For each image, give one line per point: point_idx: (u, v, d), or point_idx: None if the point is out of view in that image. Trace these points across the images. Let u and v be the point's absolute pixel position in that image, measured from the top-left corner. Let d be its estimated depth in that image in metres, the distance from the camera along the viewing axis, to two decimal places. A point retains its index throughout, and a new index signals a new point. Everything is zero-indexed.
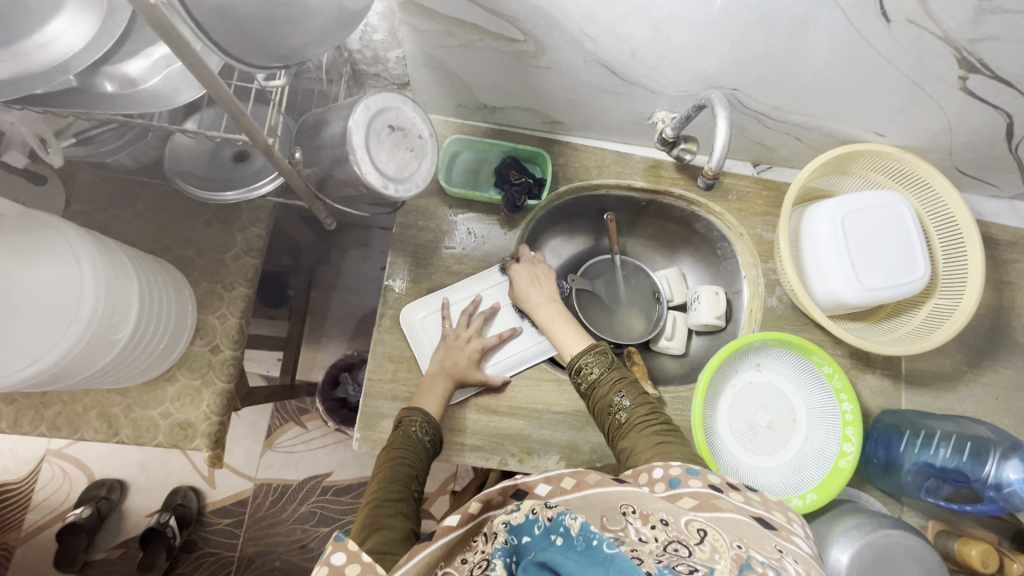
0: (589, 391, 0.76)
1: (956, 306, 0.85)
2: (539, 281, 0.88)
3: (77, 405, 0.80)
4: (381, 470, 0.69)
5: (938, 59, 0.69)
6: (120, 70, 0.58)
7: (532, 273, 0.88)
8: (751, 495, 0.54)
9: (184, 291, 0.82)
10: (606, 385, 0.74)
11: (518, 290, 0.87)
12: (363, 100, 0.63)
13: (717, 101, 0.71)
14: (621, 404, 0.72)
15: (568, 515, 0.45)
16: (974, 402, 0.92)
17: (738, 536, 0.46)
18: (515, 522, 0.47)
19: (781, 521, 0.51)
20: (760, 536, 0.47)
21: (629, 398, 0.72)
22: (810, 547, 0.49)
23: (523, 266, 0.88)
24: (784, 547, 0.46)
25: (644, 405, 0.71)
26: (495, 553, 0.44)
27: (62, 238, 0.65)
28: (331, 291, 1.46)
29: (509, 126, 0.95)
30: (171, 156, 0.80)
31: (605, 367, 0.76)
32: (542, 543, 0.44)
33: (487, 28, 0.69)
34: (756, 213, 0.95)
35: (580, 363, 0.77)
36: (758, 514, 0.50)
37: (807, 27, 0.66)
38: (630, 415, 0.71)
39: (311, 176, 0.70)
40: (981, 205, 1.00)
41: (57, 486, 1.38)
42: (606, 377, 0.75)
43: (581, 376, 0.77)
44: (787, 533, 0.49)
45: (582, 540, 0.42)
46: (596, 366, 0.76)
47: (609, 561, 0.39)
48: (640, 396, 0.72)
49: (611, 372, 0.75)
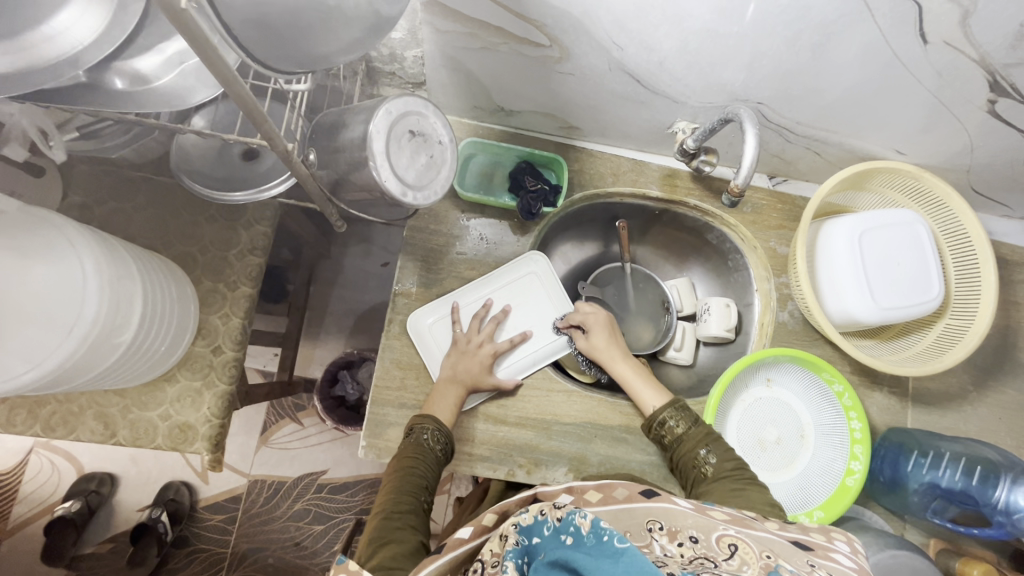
0: (671, 444, 0.76)
1: (968, 327, 0.85)
2: (610, 332, 0.88)
3: (73, 404, 0.78)
4: (390, 479, 0.68)
5: (970, 81, 0.69)
6: (131, 66, 0.55)
7: (606, 326, 0.89)
8: (788, 524, 0.53)
9: (187, 291, 0.79)
10: (693, 440, 0.74)
11: (594, 343, 0.87)
12: (383, 104, 0.61)
13: (744, 116, 0.69)
14: (706, 461, 0.72)
15: (578, 513, 0.43)
16: (978, 421, 0.92)
17: (769, 547, 0.44)
18: (524, 522, 0.45)
19: (819, 542, 0.49)
20: (794, 552, 0.45)
21: (716, 454, 0.72)
22: (851, 563, 0.47)
23: (593, 319, 0.89)
24: (817, 562, 0.44)
25: (732, 460, 0.71)
26: (505, 555, 0.42)
27: (61, 235, 0.62)
28: (331, 287, 1.43)
29: (525, 129, 0.93)
30: (177, 153, 0.77)
31: (691, 422, 0.76)
32: (551, 543, 0.41)
33: (513, 32, 0.67)
34: (771, 227, 0.94)
35: (663, 415, 0.77)
36: (794, 537, 0.48)
37: (839, 44, 0.64)
38: (716, 469, 0.71)
39: (326, 178, 0.67)
40: (993, 224, 1.00)
41: (45, 479, 1.35)
42: (692, 434, 0.75)
43: (664, 429, 0.77)
44: (825, 551, 0.47)
45: (593, 537, 0.40)
46: (680, 420, 0.76)
47: (620, 553, 0.38)
48: (726, 453, 0.72)
49: (698, 429, 0.76)
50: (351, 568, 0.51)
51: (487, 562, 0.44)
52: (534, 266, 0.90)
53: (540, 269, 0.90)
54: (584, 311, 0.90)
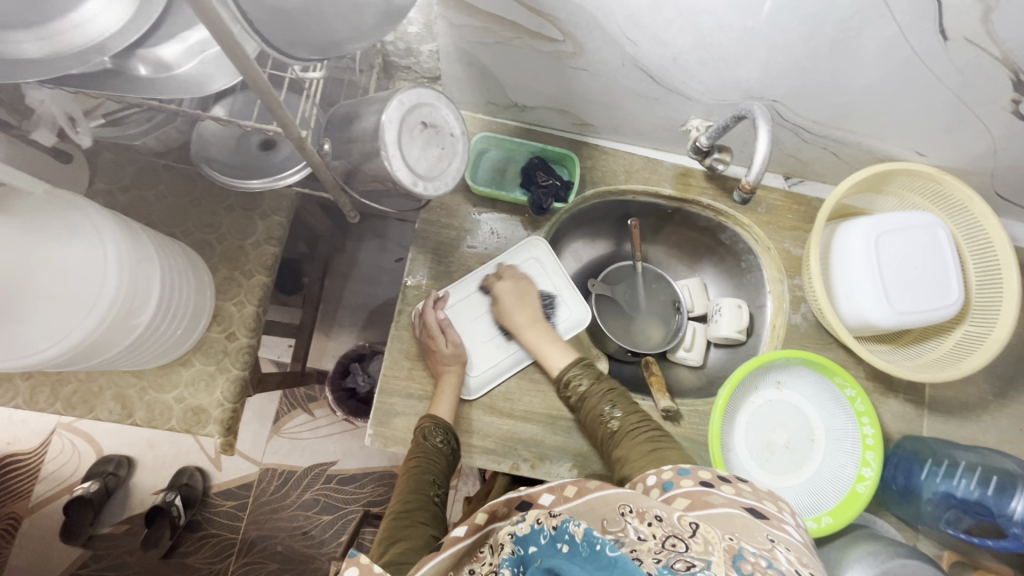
0: (578, 404, 0.79)
1: (987, 334, 0.83)
2: (518, 294, 0.86)
3: (93, 384, 0.80)
4: (400, 481, 0.71)
5: (992, 80, 0.67)
6: (155, 54, 0.57)
7: (516, 292, 0.86)
8: (742, 486, 0.52)
9: (204, 278, 0.81)
10: (595, 396, 0.78)
11: (504, 308, 0.86)
12: (397, 94, 0.62)
13: (758, 112, 0.68)
14: (611, 415, 0.76)
15: (572, 522, 0.44)
16: (998, 432, 0.89)
17: (731, 529, 0.45)
18: (520, 533, 0.46)
19: (771, 510, 0.50)
20: (752, 526, 0.46)
21: (621, 409, 0.76)
22: (800, 535, 0.47)
23: (505, 284, 0.85)
24: (776, 537, 0.45)
25: (636, 414, 0.75)
26: (500, 563, 0.43)
27: (86, 218, 0.64)
28: (344, 280, 1.45)
29: (539, 125, 0.93)
30: (199, 142, 0.80)
31: (593, 379, 0.79)
32: (547, 551, 0.42)
33: (526, 26, 0.68)
34: (785, 228, 0.93)
35: (569, 375, 0.80)
36: (749, 505, 0.49)
37: (857, 40, 0.64)
38: (622, 423, 0.74)
39: (339, 168, 0.69)
40: (1018, 230, 0.97)
41: (66, 460, 1.39)
42: (595, 390, 0.78)
43: (570, 389, 0.80)
44: (777, 522, 0.48)
45: (586, 545, 0.41)
46: (584, 379, 0.79)
47: (612, 564, 0.38)
48: (629, 406, 0.77)
49: (599, 384, 0.79)
50: (363, 562, 0.49)
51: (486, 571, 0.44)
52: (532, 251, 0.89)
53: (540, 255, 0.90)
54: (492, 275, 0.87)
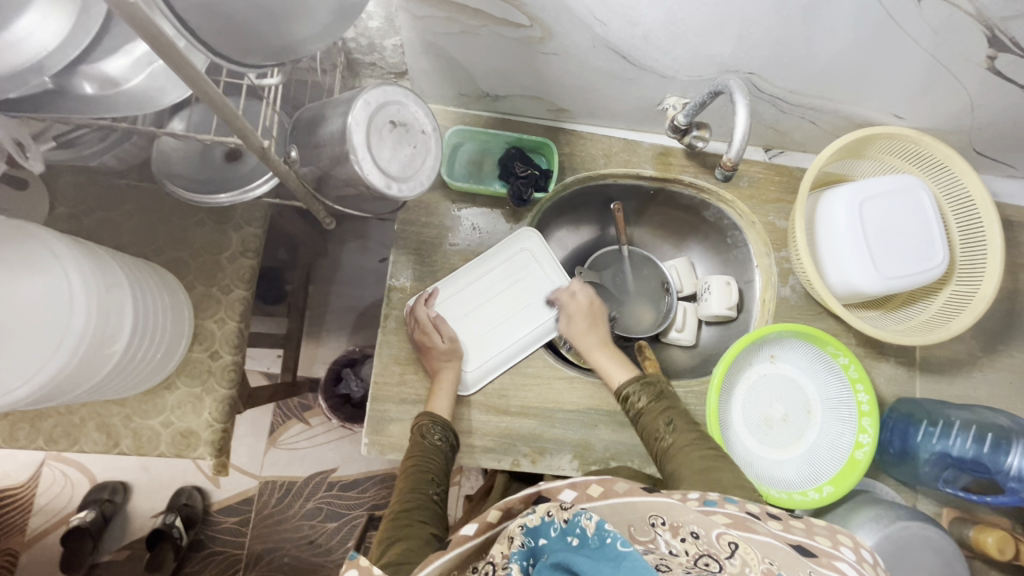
0: (636, 418, 0.77)
1: (973, 293, 0.83)
2: (592, 320, 0.88)
3: (74, 416, 0.78)
4: (399, 481, 0.69)
5: (966, 37, 0.66)
6: (99, 69, 0.54)
7: (589, 314, 0.88)
8: (793, 523, 0.51)
9: (179, 297, 0.79)
10: (651, 413, 0.75)
11: (575, 329, 0.87)
12: (361, 94, 0.59)
13: (735, 87, 0.67)
14: (666, 433, 0.73)
15: (584, 514, 0.42)
16: (989, 387, 0.91)
17: (773, 557, 0.43)
18: (531, 524, 0.44)
19: (825, 548, 0.47)
20: (796, 562, 0.44)
21: (675, 426, 0.73)
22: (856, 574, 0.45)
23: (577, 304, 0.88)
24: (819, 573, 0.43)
25: (692, 431, 0.72)
26: (510, 555, 0.42)
27: (46, 247, 0.61)
28: (329, 285, 1.43)
29: (513, 114, 0.91)
30: (160, 157, 0.77)
31: (653, 396, 0.77)
32: (557, 545, 0.41)
33: (492, 14, 0.65)
34: (769, 201, 0.92)
35: (627, 390, 0.78)
36: (798, 543, 0.47)
37: (830, 7, 0.62)
38: (676, 440, 0.71)
39: (309, 174, 0.66)
40: (998, 185, 0.97)
41: (58, 491, 1.36)
42: (654, 407, 0.76)
43: (630, 404, 0.78)
44: (827, 559, 0.45)
45: (597, 539, 0.40)
46: (643, 395, 0.77)
47: (621, 557, 0.38)
48: (688, 424, 0.73)
49: (659, 401, 0.76)
50: (363, 564, 0.47)
51: (497, 563, 0.42)
52: (524, 242, 0.88)
53: (531, 246, 0.89)
54: (557, 293, 0.89)
